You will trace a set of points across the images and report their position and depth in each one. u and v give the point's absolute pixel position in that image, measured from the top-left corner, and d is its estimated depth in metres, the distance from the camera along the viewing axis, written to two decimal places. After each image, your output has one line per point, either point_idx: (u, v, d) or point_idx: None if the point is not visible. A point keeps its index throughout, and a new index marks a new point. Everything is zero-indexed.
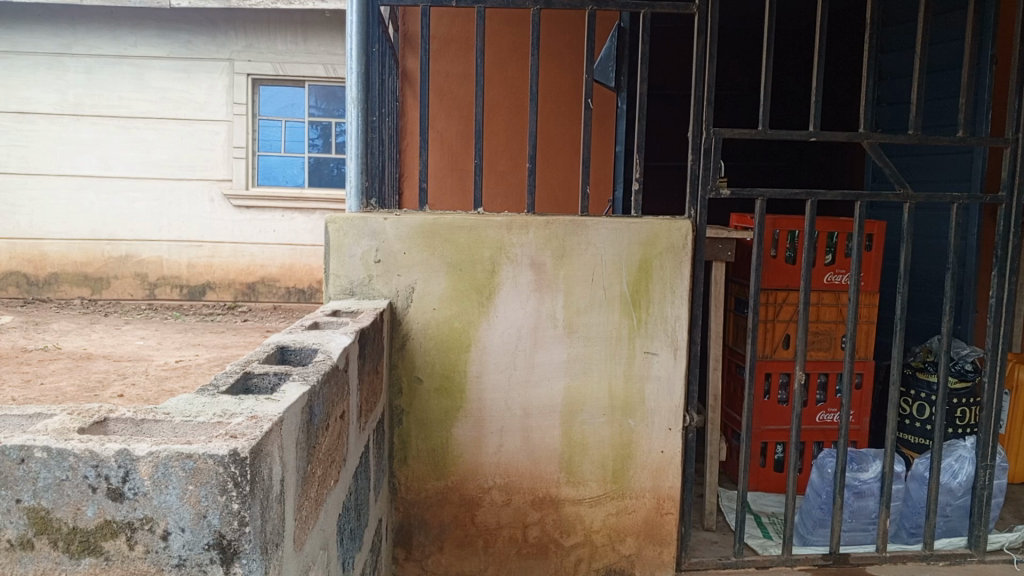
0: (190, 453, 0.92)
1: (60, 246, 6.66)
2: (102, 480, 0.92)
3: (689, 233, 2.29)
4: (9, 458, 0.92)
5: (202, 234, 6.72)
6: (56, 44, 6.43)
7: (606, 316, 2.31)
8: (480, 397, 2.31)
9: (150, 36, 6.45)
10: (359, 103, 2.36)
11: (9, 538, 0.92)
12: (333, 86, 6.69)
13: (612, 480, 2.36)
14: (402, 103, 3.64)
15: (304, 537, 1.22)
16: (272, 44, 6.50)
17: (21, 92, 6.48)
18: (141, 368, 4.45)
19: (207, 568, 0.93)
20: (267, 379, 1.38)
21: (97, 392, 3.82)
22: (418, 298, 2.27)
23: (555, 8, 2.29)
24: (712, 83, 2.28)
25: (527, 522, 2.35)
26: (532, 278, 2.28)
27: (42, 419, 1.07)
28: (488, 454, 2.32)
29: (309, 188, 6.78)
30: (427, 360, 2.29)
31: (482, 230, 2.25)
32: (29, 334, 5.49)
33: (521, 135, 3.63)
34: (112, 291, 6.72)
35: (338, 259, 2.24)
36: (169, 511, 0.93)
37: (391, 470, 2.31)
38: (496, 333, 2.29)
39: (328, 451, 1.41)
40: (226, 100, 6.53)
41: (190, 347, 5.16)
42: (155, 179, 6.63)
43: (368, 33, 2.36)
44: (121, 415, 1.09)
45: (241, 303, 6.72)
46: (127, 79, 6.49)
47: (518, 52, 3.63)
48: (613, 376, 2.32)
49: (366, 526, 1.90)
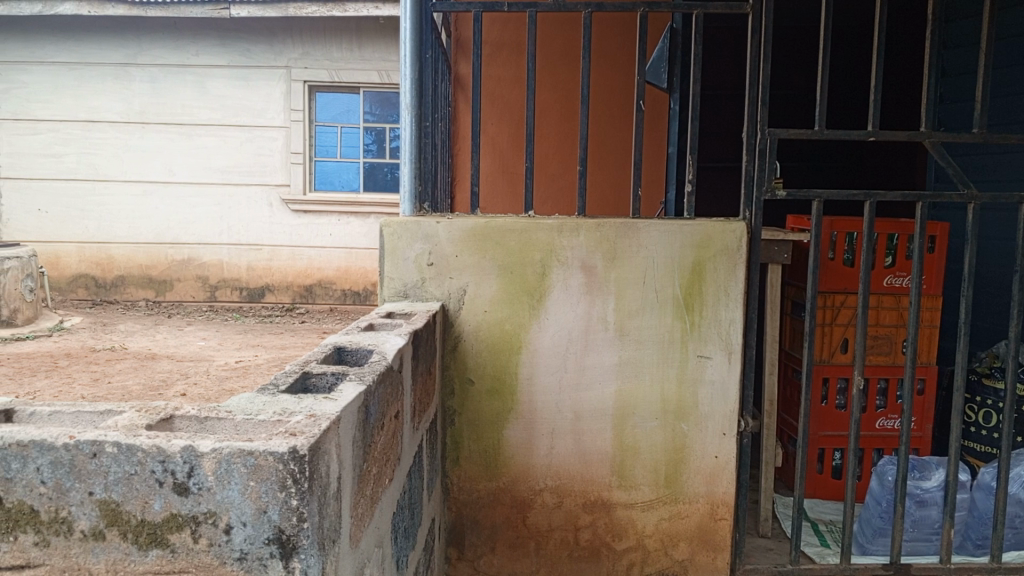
0: (251, 449, 0.95)
1: (127, 249, 6.90)
2: (168, 474, 0.96)
3: (743, 234, 2.26)
4: (82, 451, 0.97)
5: (261, 237, 6.88)
6: (123, 55, 6.68)
7: (658, 319, 2.29)
8: (531, 399, 2.32)
9: (211, 45, 6.65)
10: (412, 109, 2.40)
11: (83, 529, 0.97)
12: (387, 92, 6.78)
13: (665, 484, 2.34)
14: (454, 107, 3.67)
15: (360, 534, 1.25)
16: (328, 51, 6.63)
17: (91, 101, 6.75)
18: (203, 368, 4.58)
19: (268, 562, 0.96)
20: (325, 379, 1.42)
21: (161, 391, 3.95)
22: (470, 300, 2.29)
23: (606, 11, 2.28)
24: (767, 83, 2.24)
25: (578, 525, 2.35)
26: (582, 280, 2.28)
27: (111, 416, 1.12)
28: (539, 456, 2.33)
29: (365, 193, 6.89)
30: (478, 361, 2.31)
31: (533, 232, 2.26)
32: (97, 334, 5.70)
33: (572, 139, 3.63)
34: (175, 292, 6.92)
35: (392, 261, 2.28)
36: (232, 506, 0.96)
37: (444, 470, 2.34)
38: (548, 335, 2.30)
39: (384, 450, 1.43)
40: (283, 106, 6.69)
41: (249, 348, 5.30)
42: (216, 184, 6.83)
43: (421, 40, 2.40)
44: (186, 412, 1.13)
45: (299, 305, 6.89)
46: (189, 87, 6.70)
47: (569, 54, 3.63)
48: (665, 380, 2.31)
49: (420, 524, 1.93)
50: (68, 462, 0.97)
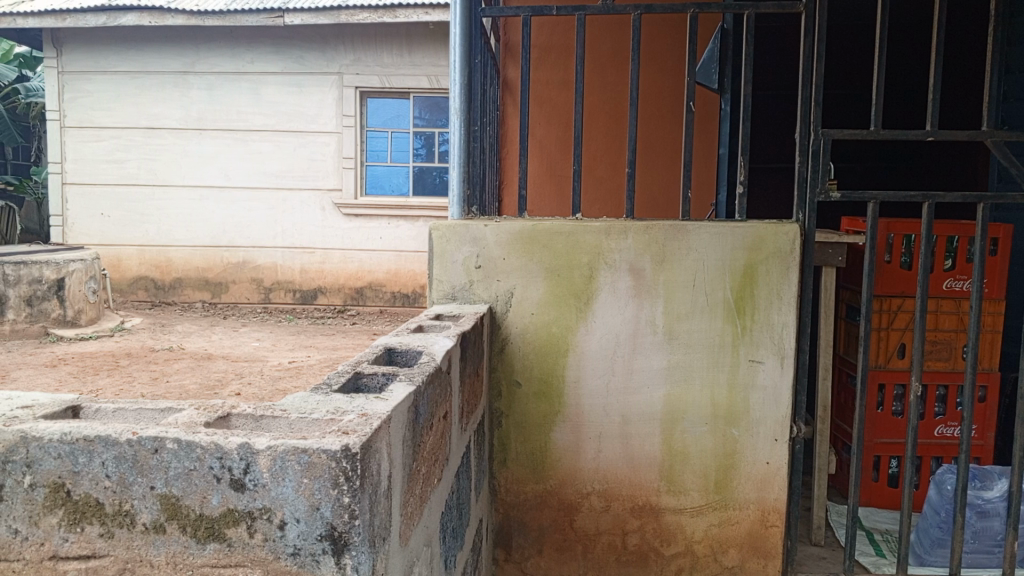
0: (305, 447, 0.97)
1: (184, 251, 7.08)
2: (226, 471, 0.99)
3: (797, 237, 2.22)
4: (144, 447, 1.00)
5: (313, 241, 7.02)
6: (181, 63, 6.88)
7: (708, 323, 2.27)
8: (578, 402, 2.31)
9: (266, 53, 6.81)
10: (461, 113, 2.42)
11: (145, 521, 1.01)
12: (437, 97, 6.84)
13: (714, 490, 2.31)
14: (502, 111, 3.68)
15: (410, 533, 1.26)
16: (378, 57, 6.73)
17: (151, 109, 6.96)
18: (257, 368, 4.68)
19: (320, 558, 0.98)
20: (376, 379, 1.44)
21: (216, 390, 4.06)
22: (517, 303, 2.30)
23: (656, 12, 2.27)
24: (820, 82, 2.19)
25: (626, 529, 2.33)
26: (630, 283, 2.26)
27: (172, 413, 1.16)
28: (587, 460, 2.33)
29: (414, 197, 6.95)
30: (525, 364, 2.32)
31: (580, 235, 2.26)
32: (156, 335, 5.88)
33: (620, 141, 3.61)
34: (230, 295, 7.09)
35: (441, 264, 2.31)
36: (286, 502, 0.98)
37: (492, 471, 2.36)
38: (595, 339, 2.29)
39: (433, 451, 1.45)
40: (336, 112, 6.82)
41: (302, 349, 5.41)
42: (270, 189, 6.98)
43: (471, 45, 2.42)
44: (242, 411, 1.16)
45: (350, 307, 7.00)
46: (245, 94, 6.87)
47: (618, 56, 3.61)
48: (715, 385, 2.28)
49: (468, 525, 1.95)
50: (131, 456, 1.00)
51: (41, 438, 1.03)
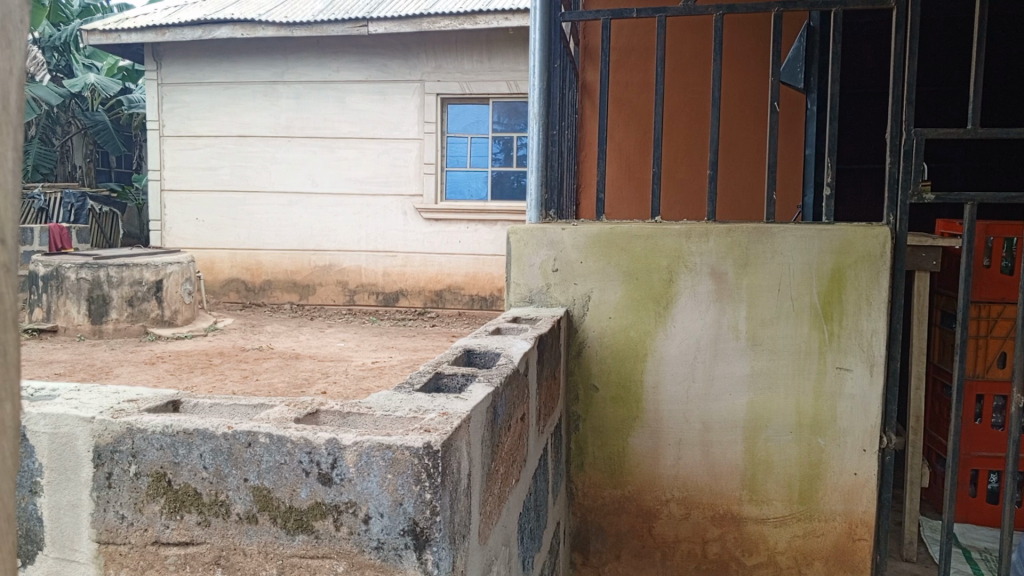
0: (390, 443, 1.00)
1: (274, 255, 7.34)
2: (314, 464, 1.03)
3: (888, 240, 2.14)
4: (239, 441, 1.05)
5: (395, 245, 7.16)
6: (271, 73, 7.15)
7: (793, 328, 2.21)
8: (657, 408, 2.29)
9: (351, 62, 7.02)
10: (540, 118, 2.44)
11: (239, 512, 1.06)
12: (516, 101, 6.87)
13: (799, 500, 2.26)
14: (580, 114, 3.68)
15: (489, 531, 1.28)
16: (459, 64, 6.84)
17: (243, 118, 7.26)
18: (342, 368, 4.81)
19: (402, 552, 1.00)
20: (456, 379, 1.47)
21: (303, 388, 4.20)
22: (595, 306, 2.30)
23: (739, 11, 2.22)
24: (912, 80, 2.10)
25: (706, 538, 2.30)
26: (712, 287, 2.23)
27: (265, 409, 1.21)
28: (666, 466, 2.30)
29: (492, 201, 6.98)
30: (603, 368, 2.31)
31: (659, 238, 2.24)
32: (247, 334, 6.13)
33: (701, 143, 3.56)
34: (317, 297, 7.31)
35: (519, 268, 2.33)
36: (370, 497, 1.01)
37: (569, 475, 2.36)
38: (674, 344, 2.26)
39: (511, 451, 1.47)
40: (417, 119, 6.97)
41: (384, 349, 5.54)
42: (354, 194, 7.18)
43: (549, 50, 2.44)
44: (330, 407, 1.21)
45: (430, 310, 7.13)
46: (331, 102, 7.10)
47: (700, 57, 3.56)
48: (800, 393, 2.23)
49: (546, 527, 1.97)
50: (226, 449, 1.06)
51: (145, 429, 1.10)
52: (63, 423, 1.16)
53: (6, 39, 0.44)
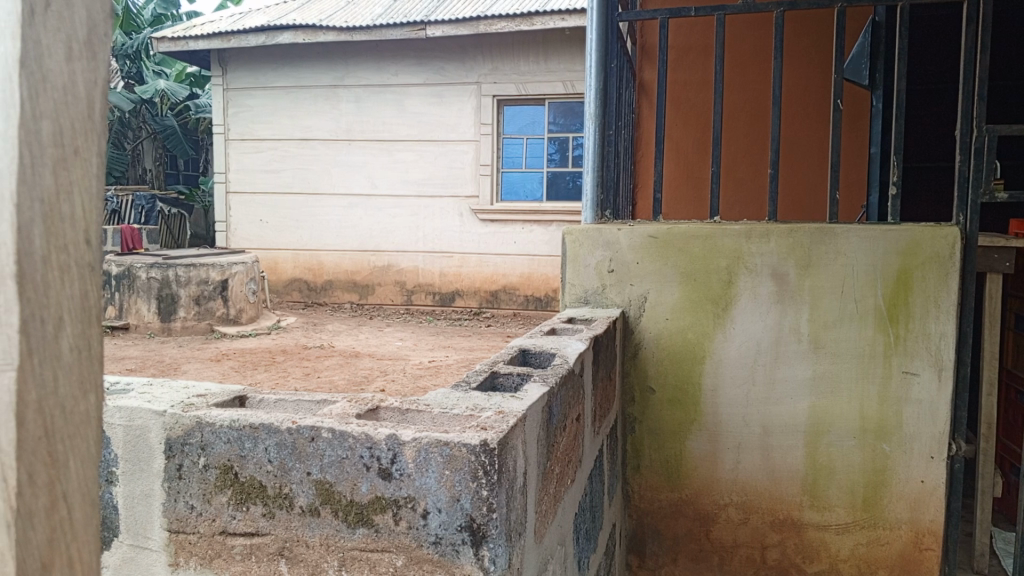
0: (447, 440, 1.02)
1: (334, 255, 7.49)
2: (374, 460, 1.05)
3: (957, 241, 2.07)
4: (302, 435, 1.09)
5: (452, 245, 7.24)
6: (332, 77, 7.30)
7: (857, 331, 2.16)
8: (716, 410, 2.26)
9: (409, 66, 7.12)
10: (596, 118, 2.44)
11: (302, 504, 1.09)
12: (572, 102, 6.85)
13: (862, 507, 2.20)
14: (637, 113, 3.66)
15: (544, 531, 1.29)
16: (516, 65, 6.86)
17: (305, 122, 7.42)
18: (400, 366, 4.88)
19: (460, 548, 1.02)
20: (511, 379, 1.48)
21: (362, 386, 4.27)
22: (651, 307, 2.28)
23: (801, 7, 2.18)
24: (985, 74, 2.03)
25: (766, 543, 2.26)
26: (773, 289, 2.19)
27: (327, 405, 1.25)
28: (724, 470, 2.27)
29: (548, 202, 6.98)
30: (660, 370, 2.29)
31: (718, 239, 2.22)
32: (309, 333, 6.27)
33: (762, 142, 3.50)
34: (376, 296, 7.43)
35: (574, 268, 2.33)
36: (428, 492, 1.03)
37: (625, 477, 2.34)
38: (734, 346, 2.23)
39: (566, 451, 1.47)
40: (474, 121, 7.02)
41: (441, 349, 5.60)
42: (413, 196, 7.27)
43: (606, 50, 2.43)
44: (389, 404, 1.23)
45: (485, 310, 7.17)
46: (389, 106, 7.21)
47: (761, 55, 3.50)
48: (864, 398, 2.17)
49: (601, 528, 1.96)
50: (290, 443, 1.09)
51: (214, 423, 1.15)
52: (137, 416, 1.21)
53: (93, 51, 0.51)
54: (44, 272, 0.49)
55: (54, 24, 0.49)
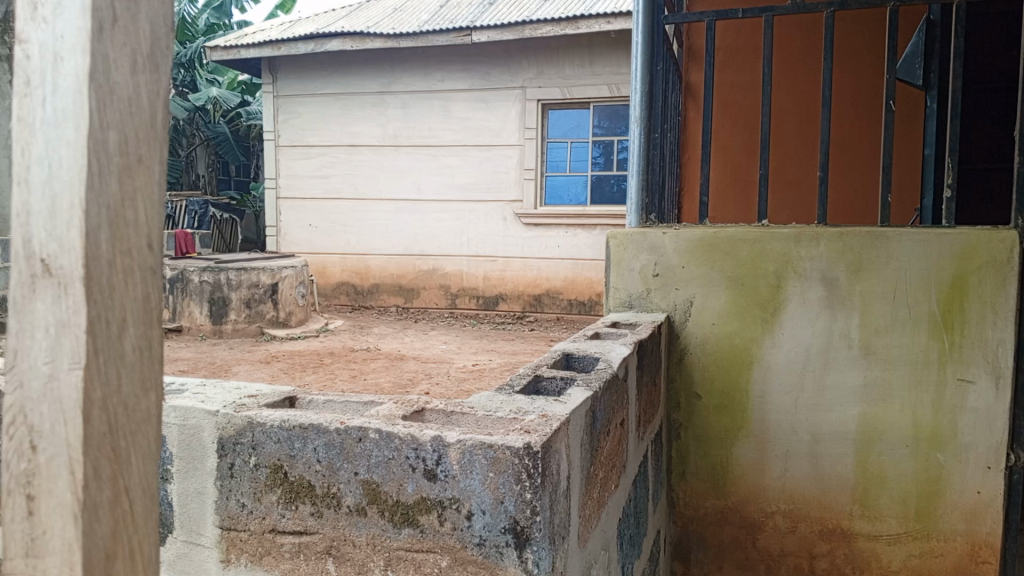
0: (491, 442, 1.03)
1: (381, 259, 7.59)
2: (420, 460, 1.07)
3: (1016, 245, 2.01)
4: (350, 436, 1.11)
5: (496, 249, 7.27)
6: (379, 84, 7.40)
7: (910, 338, 2.11)
8: (763, 417, 2.23)
9: (455, 71, 7.19)
10: (642, 121, 2.43)
11: (350, 504, 1.11)
12: (617, 105, 6.82)
13: (915, 518, 2.16)
14: (684, 116, 3.64)
15: (588, 535, 1.29)
16: (561, 70, 6.87)
17: (352, 128, 7.54)
18: (445, 369, 4.92)
19: (503, 550, 1.03)
20: (555, 382, 1.49)
21: (408, 388, 4.31)
22: (697, 312, 2.26)
23: (852, 8, 2.14)
24: None
25: (814, 553, 2.23)
26: (823, 293, 2.15)
27: (374, 406, 1.27)
28: (772, 477, 2.24)
29: (592, 206, 6.96)
30: (706, 375, 2.26)
31: (766, 243, 2.19)
32: (356, 336, 6.36)
33: (811, 144, 3.44)
34: (421, 300, 7.50)
35: (618, 272, 2.33)
36: (473, 494, 1.04)
37: (670, 483, 2.33)
38: (782, 352, 2.20)
39: (610, 456, 1.47)
40: (519, 125, 7.04)
41: (485, 352, 5.62)
42: (458, 200, 7.33)
43: (652, 53, 2.42)
44: (434, 406, 1.25)
45: (529, 313, 7.18)
46: (435, 111, 7.29)
47: (810, 56, 3.44)
48: (917, 406, 2.12)
49: (646, 534, 1.95)
50: (339, 444, 1.11)
51: (265, 423, 1.17)
52: (191, 415, 1.25)
53: (155, 65, 0.56)
54: (109, 275, 0.53)
55: (121, 41, 0.53)
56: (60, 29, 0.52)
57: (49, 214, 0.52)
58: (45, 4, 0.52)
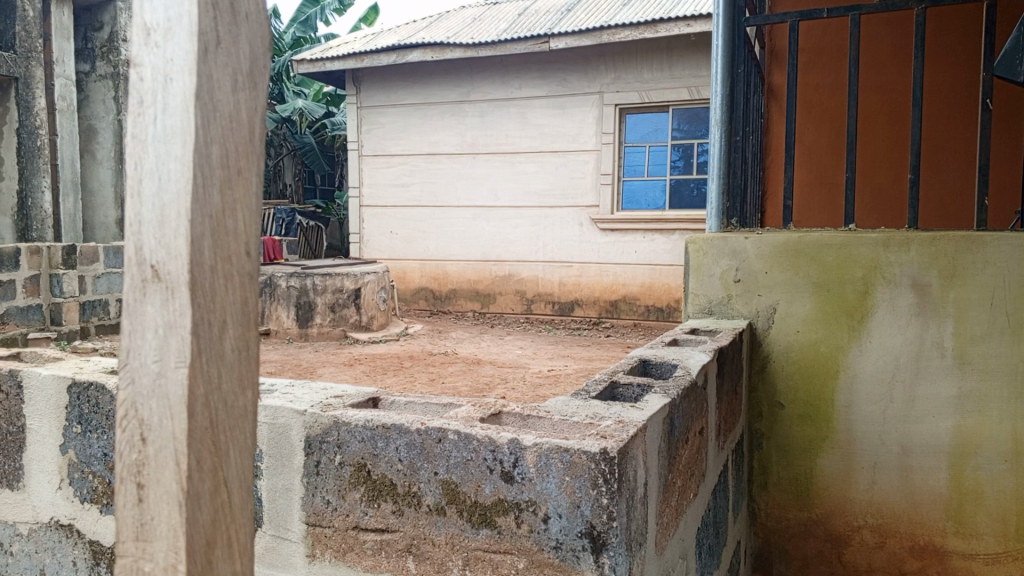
0: (567, 447, 1.03)
1: (458, 265, 7.69)
2: (498, 462, 1.09)
3: None
4: (430, 436, 1.14)
5: (572, 255, 7.26)
6: (458, 93, 7.51)
7: (1010, 347, 2.01)
8: (850, 428, 2.16)
9: (533, 78, 7.23)
10: (722, 125, 2.40)
11: (430, 503, 1.14)
12: (697, 108, 6.72)
13: (1015, 537, 2.07)
14: (767, 118, 3.57)
15: (666, 542, 1.28)
16: (639, 74, 6.82)
17: (432, 137, 7.67)
18: (520, 374, 4.95)
19: (580, 554, 1.03)
20: (632, 389, 1.50)
21: (484, 392, 4.36)
22: (780, 319, 2.21)
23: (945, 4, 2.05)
24: None
25: (904, 570, 2.15)
26: (914, 300, 2.07)
27: (453, 408, 1.30)
28: (859, 490, 2.17)
29: (671, 210, 6.87)
30: (789, 384, 2.21)
31: (853, 247, 2.12)
32: (434, 340, 6.47)
33: (902, 145, 3.31)
34: (497, 305, 7.56)
35: (698, 278, 2.30)
36: (550, 498, 1.05)
37: (751, 494, 2.28)
38: (870, 361, 2.12)
39: (689, 464, 1.46)
40: (596, 130, 7.03)
41: (560, 358, 5.62)
42: (534, 207, 7.36)
43: (733, 55, 2.39)
44: (511, 409, 1.27)
45: (605, 320, 7.16)
46: (513, 118, 7.34)
47: (900, 55, 3.32)
48: (1017, 419, 2.02)
49: (726, 544, 1.92)
50: (420, 444, 1.14)
51: (350, 423, 1.22)
52: (280, 414, 1.29)
53: (253, 83, 0.60)
54: (212, 279, 0.57)
55: (223, 61, 0.57)
56: (170, 51, 0.56)
57: (158, 222, 0.56)
58: (157, 29, 0.57)
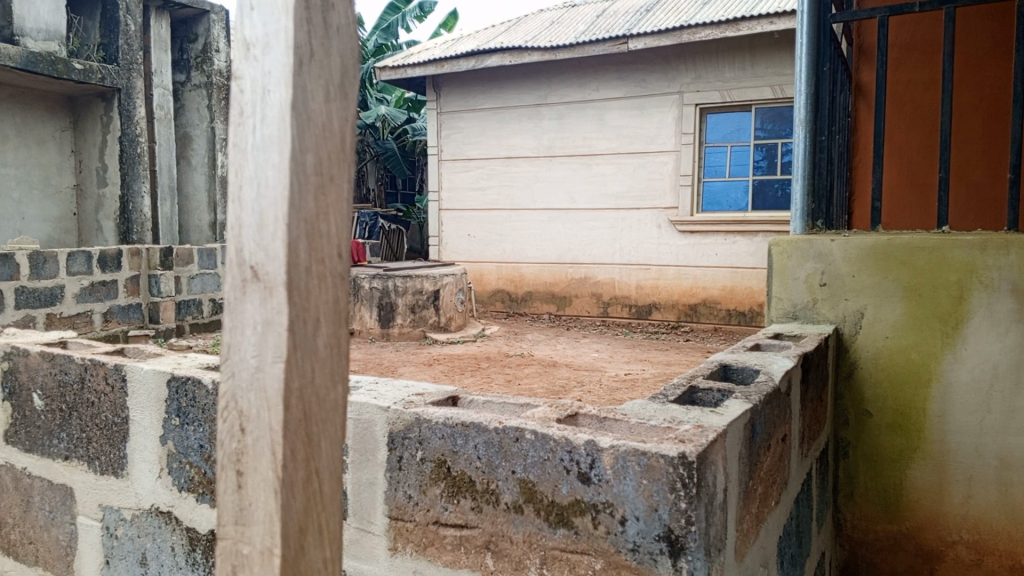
0: (644, 450, 1.03)
1: (535, 268, 7.73)
2: (574, 463, 1.10)
3: None
4: (508, 435, 1.16)
5: (649, 258, 7.18)
6: (535, 96, 7.56)
7: None
8: (944, 439, 2.07)
9: (611, 80, 7.20)
10: (807, 124, 2.34)
11: (508, 501, 1.16)
12: (781, 106, 6.57)
13: None
14: (855, 117, 3.45)
15: (745, 549, 1.27)
16: (720, 72, 6.70)
17: (510, 140, 7.73)
18: (596, 377, 4.93)
19: (657, 557, 1.03)
20: (711, 394, 1.48)
21: (560, 395, 4.37)
22: (868, 325, 2.14)
23: None
24: None
25: None
26: (1014, 306, 1.98)
27: (529, 408, 1.31)
28: (953, 504, 2.09)
29: (753, 211, 6.72)
30: (877, 393, 2.13)
31: (948, 250, 2.03)
32: (511, 342, 6.51)
33: (1003, 141, 3.14)
34: (573, 308, 7.56)
35: (782, 281, 2.25)
36: (627, 500, 1.05)
37: (837, 505, 2.22)
38: (965, 370, 2.03)
39: (770, 471, 1.43)
40: (675, 130, 6.93)
41: (637, 362, 5.58)
42: (612, 209, 7.33)
43: (818, 53, 2.33)
44: (588, 411, 1.28)
45: (683, 323, 7.05)
46: (591, 120, 7.33)
47: (1000, 47, 3.16)
48: None
49: (810, 554, 1.88)
50: (497, 442, 1.17)
51: (430, 420, 1.25)
52: (364, 410, 1.34)
53: (344, 93, 0.63)
54: (307, 279, 0.60)
55: (317, 73, 0.61)
56: (267, 65, 0.60)
57: (257, 226, 0.60)
58: (257, 44, 0.60)
